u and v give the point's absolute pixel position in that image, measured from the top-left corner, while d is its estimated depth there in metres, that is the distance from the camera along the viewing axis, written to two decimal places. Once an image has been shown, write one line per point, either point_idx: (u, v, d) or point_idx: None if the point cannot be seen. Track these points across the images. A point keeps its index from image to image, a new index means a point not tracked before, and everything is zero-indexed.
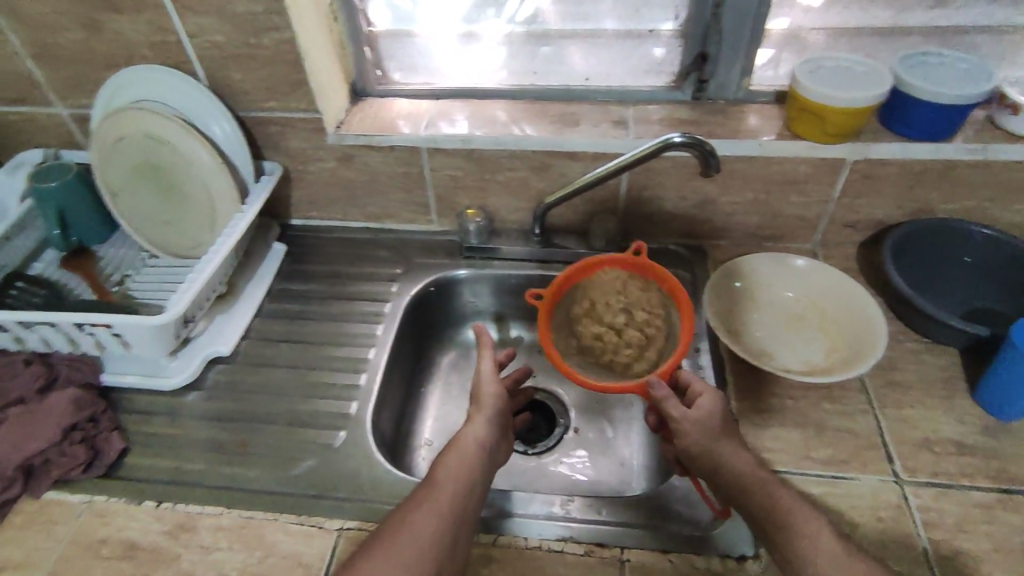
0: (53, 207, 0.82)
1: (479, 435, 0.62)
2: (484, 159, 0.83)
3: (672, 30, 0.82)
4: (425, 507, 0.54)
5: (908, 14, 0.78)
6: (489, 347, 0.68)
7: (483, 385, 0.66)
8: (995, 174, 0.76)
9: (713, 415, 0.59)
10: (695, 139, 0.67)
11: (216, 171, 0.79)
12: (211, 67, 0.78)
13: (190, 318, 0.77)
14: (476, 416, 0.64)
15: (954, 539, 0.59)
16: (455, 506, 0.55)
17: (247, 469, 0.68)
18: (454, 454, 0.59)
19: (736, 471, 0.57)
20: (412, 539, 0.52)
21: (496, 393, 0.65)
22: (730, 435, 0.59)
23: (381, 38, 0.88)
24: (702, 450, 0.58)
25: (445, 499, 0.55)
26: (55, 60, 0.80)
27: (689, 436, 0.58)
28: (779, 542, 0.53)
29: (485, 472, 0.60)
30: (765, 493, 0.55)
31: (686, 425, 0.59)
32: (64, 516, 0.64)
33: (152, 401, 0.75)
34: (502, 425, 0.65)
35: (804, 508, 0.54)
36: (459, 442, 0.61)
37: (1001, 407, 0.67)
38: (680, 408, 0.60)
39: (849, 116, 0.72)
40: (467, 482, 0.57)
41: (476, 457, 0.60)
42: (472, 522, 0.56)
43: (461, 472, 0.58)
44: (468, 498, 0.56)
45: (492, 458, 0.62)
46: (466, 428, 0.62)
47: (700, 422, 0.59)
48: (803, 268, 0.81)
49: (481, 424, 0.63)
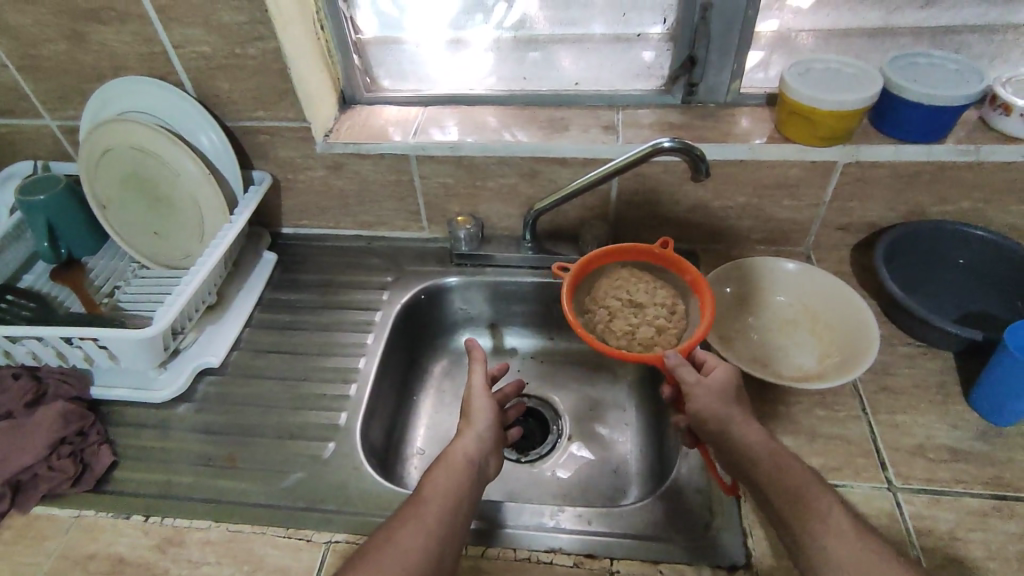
0: (43, 220, 0.82)
1: (469, 449, 0.62)
2: (473, 166, 0.83)
3: (661, 33, 0.81)
4: (412, 524, 0.54)
5: (898, 15, 0.77)
6: (481, 360, 0.70)
7: (474, 398, 0.67)
8: (988, 175, 0.75)
9: (727, 385, 0.61)
10: (685, 144, 0.66)
11: (202, 184, 0.79)
12: (199, 78, 0.78)
13: (179, 329, 0.78)
14: (467, 430, 0.64)
15: (948, 546, 0.58)
16: (442, 521, 0.54)
17: (236, 482, 0.67)
18: (442, 467, 0.59)
19: (747, 442, 0.57)
20: (396, 555, 0.51)
21: (487, 406, 0.66)
22: (743, 407, 0.60)
23: (369, 45, 0.87)
24: (713, 416, 0.59)
25: (431, 515, 0.55)
26: (42, 73, 0.80)
27: (701, 400, 0.60)
28: (788, 516, 0.52)
29: (474, 486, 0.59)
30: (778, 467, 0.55)
31: (700, 390, 0.61)
32: (53, 531, 0.64)
33: (141, 414, 0.74)
34: (494, 437, 0.65)
35: (819, 490, 0.53)
36: (448, 455, 0.61)
37: (995, 412, 0.66)
38: (692, 374, 0.62)
39: (839, 118, 0.71)
40: (453, 498, 0.57)
41: (464, 469, 0.60)
42: (458, 539, 0.55)
43: (450, 487, 0.57)
44: (455, 512, 0.56)
45: (481, 471, 0.62)
46: (457, 442, 0.63)
47: (712, 389, 0.61)
48: (795, 273, 0.80)
49: (472, 438, 0.63)
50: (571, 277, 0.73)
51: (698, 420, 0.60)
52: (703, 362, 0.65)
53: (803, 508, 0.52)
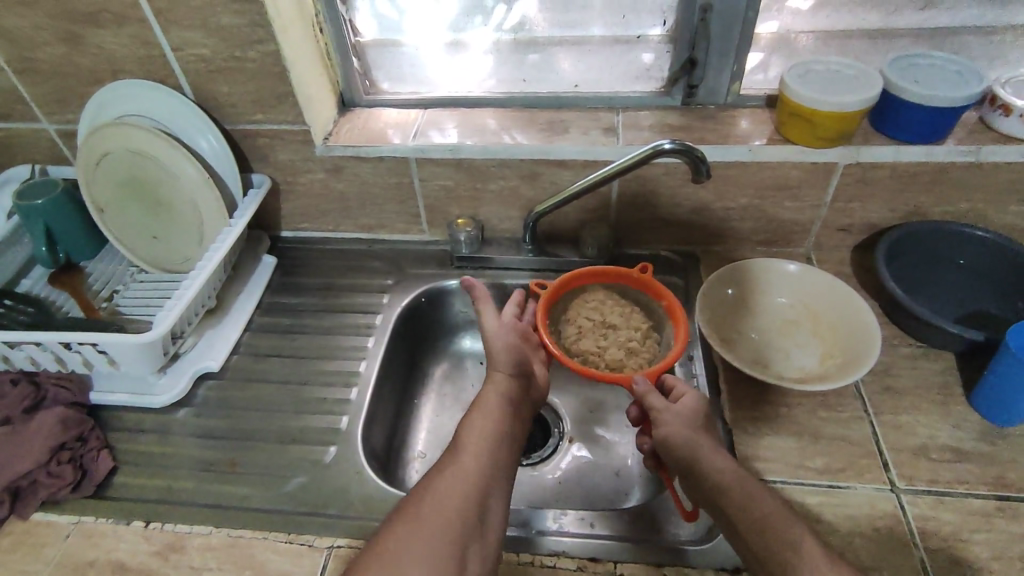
0: (41, 223, 0.82)
1: (500, 392, 0.66)
2: (474, 168, 0.82)
3: (661, 35, 0.81)
4: (450, 470, 0.58)
5: (897, 16, 0.77)
6: (484, 300, 0.72)
7: (492, 339, 0.69)
8: (989, 175, 0.75)
9: (697, 411, 0.63)
10: (685, 146, 0.66)
11: (201, 189, 0.78)
12: (198, 81, 0.78)
13: (178, 333, 0.77)
14: (494, 375, 0.68)
15: (952, 548, 0.58)
16: (483, 461, 0.59)
17: (237, 487, 0.67)
18: (477, 412, 0.64)
19: (715, 470, 0.57)
20: (437, 500, 0.54)
21: (509, 346, 0.69)
22: (709, 434, 0.61)
23: (368, 48, 0.87)
24: (680, 442, 0.60)
25: (471, 456, 0.59)
26: (40, 77, 0.79)
27: (669, 426, 0.61)
28: (756, 544, 0.52)
29: (511, 424, 0.64)
30: (745, 495, 0.55)
31: (668, 416, 0.62)
32: (52, 538, 0.64)
33: (140, 419, 0.74)
34: (524, 372, 0.69)
35: (787, 516, 0.53)
36: (481, 401, 0.65)
37: (997, 413, 0.66)
38: (662, 402, 0.63)
39: (839, 120, 0.71)
40: (491, 437, 0.61)
41: (498, 409, 0.64)
42: (503, 469, 0.60)
43: (488, 429, 0.62)
44: (495, 449, 0.61)
45: (515, 408, 0.66)
46: (486, 388, 0.67)
47: (682, 416, 0.62)
48: (796, 274, 0.80)
49: (499, 382, 0.67)
50: (560, 283, 0.75)
51: (667, 447, 0.61)
52: (670, 389, 0.66)
53: (773, 535, 0.52)
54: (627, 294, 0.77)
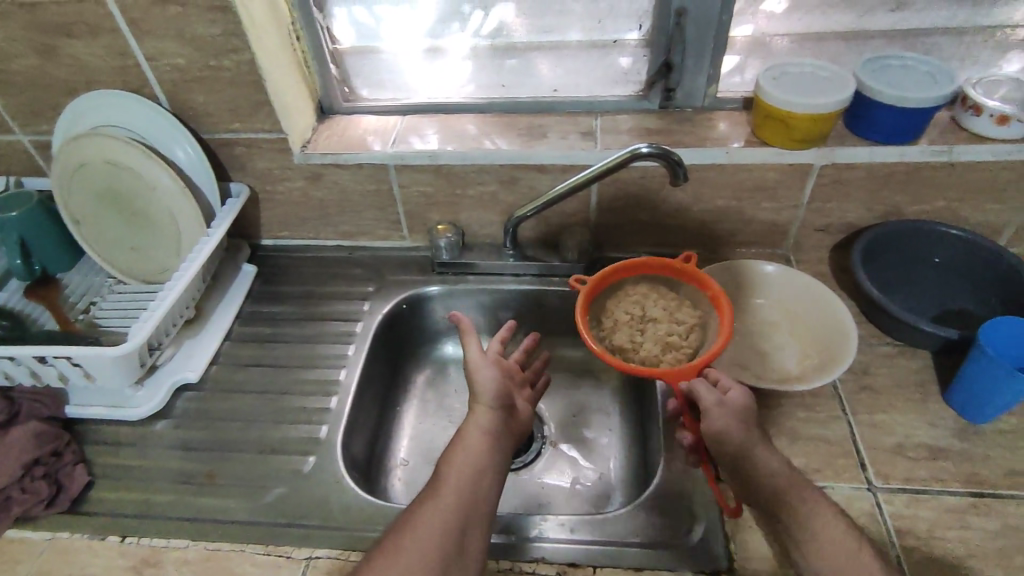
0: (15, 236, 0.81)
1: (483, 425, 0.64)
2: (452, 174, 0.82)
3: (638, 40, 0.82)
4: (429, 506, 0.57)
5: (870, 18, 0.78)
6: (470, 331, 0.71)
7: (475, 368, 0.68)
8: (962, 174, 0.76)
9: (748, 407, 0.62)
10: (662, 149, 0.66)
11: (177, 196, 0.78)
12: (173, 90, 0.77)
13: (156, 345, 0.76)
14: (477, 406, 0.66)
15: (927, 546, 0.58)
16: (462, 497, 0.58)
17: (214, 499, 0.66)
18: (460, 444, 0.62)
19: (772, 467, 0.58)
20: (415, 540, 0.54)
21: (491, 376, 0.67)
22: (761, 432, 0.61)
23: (346, 55, 0.87)
24: (736, 436, 0.59)
25: (451, 492, 0.58)
26: (13, 88, 0.79)
27: (724, 421, 0.60)
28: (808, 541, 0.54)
29: (494, 459, 0.62)
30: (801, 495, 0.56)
31: (716, 411, 0.61)
32: (25, 554, 0.63)
33: (117, 432, 0.73)
34: (507, 403, 0.67)
35: (826, 508, 0.56)
36: (465, 433, 0.63)
37: (972, 410, 0.67)
38: (711, 395, 0.62)
39: (813, 122, 0.72)
40: (472, 472, 0.60)
41: (481, 443, 0.62)
42: (483, 507, 0.58)
43: (470, 463, 0.60)
44: (477, 485, 0.59)
45: (499, 441, 0.64)
46: (469, 420, 0.65)
47: (737, 412, 0.61)
48: (774, 274, 0.80)
49: (483, 414, 0.65)
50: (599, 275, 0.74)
51: (716, 441, 0.60)
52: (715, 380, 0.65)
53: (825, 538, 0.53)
54: (673, 284, 0.76)
